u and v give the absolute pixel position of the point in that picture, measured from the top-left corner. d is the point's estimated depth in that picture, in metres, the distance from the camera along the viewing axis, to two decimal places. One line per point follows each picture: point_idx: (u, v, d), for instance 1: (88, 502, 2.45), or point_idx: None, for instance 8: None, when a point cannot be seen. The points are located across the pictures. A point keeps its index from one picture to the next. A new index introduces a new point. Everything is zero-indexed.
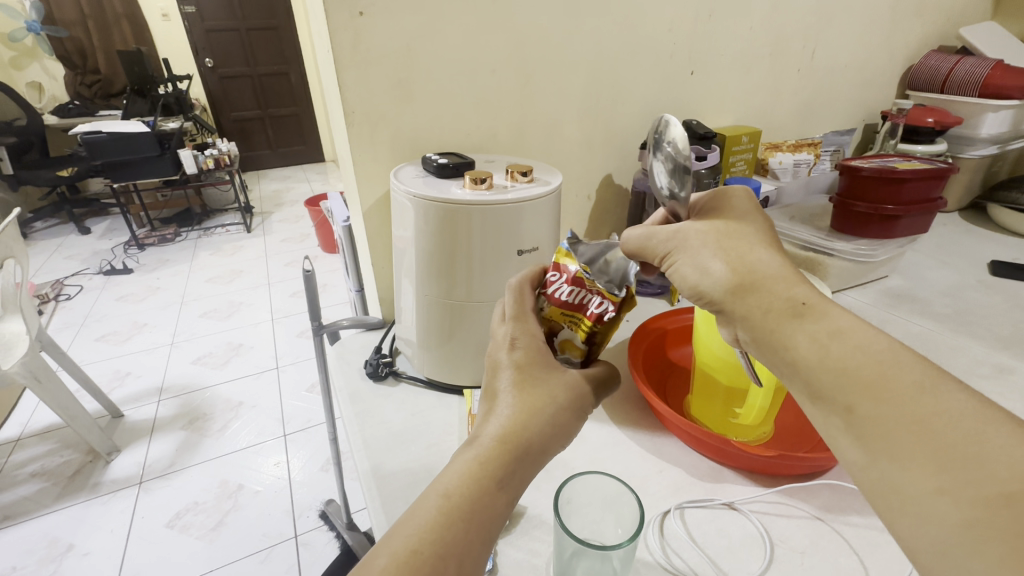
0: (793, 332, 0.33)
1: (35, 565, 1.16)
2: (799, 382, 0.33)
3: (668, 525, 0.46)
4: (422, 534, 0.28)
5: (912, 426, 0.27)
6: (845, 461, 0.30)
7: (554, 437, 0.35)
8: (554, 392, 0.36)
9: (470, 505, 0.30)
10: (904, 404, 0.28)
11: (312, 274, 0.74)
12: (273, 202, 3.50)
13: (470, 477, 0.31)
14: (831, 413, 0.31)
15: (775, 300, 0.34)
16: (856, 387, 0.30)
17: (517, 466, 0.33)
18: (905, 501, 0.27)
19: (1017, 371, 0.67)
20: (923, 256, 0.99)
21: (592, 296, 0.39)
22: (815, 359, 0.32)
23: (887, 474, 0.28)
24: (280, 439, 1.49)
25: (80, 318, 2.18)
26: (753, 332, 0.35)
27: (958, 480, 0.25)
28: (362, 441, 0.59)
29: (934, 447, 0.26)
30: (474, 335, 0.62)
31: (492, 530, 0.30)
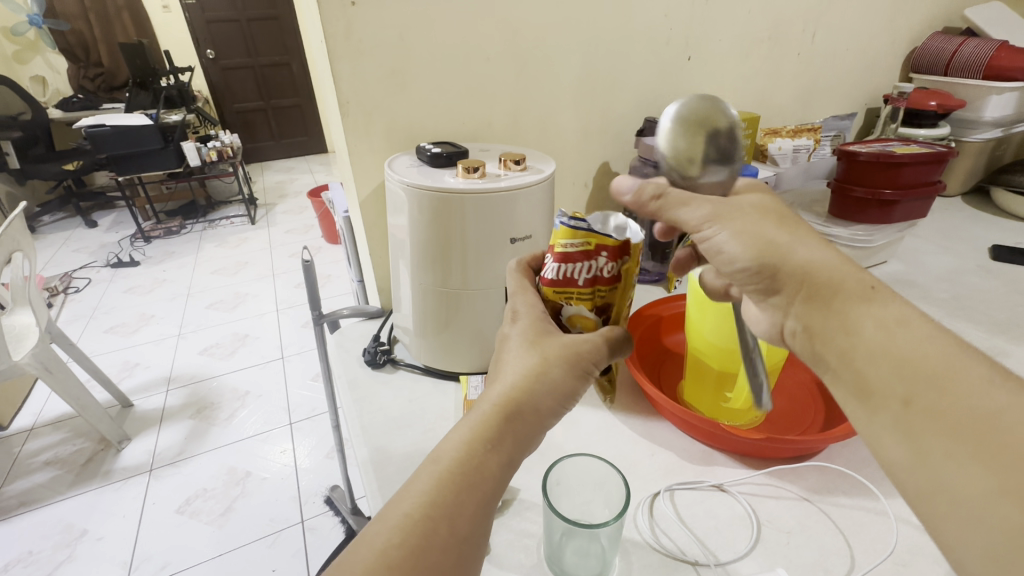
0: (858, 318, 0.30)
1: (51, 549, 1.20)
2: (846, 377, 0.31)
3: (657, 506, 0.47)
4: (415, 499, 0.30)
5: (976, 419, 0.26)
6: (890, 461, 0.29)
7: (549, 396, 0.35)
8: (546, 352, 0.36)
9: (462, 469, 0.31)
10: (973, 398, 0.26)
11: (310, 264, 0.75)
12: (277, 194, 3.52)
13: (462, 443, 0.32)
14: (883, 413, 0.29)
15: (838, 277, 0.32)
16: (914, 378, 0.28)
17: (512, 429, 0.34)
18: (958, 504, 0.26)
19: (1013, 355, 0.67)
20: (924, 241, 0.99)
21: (581, 265, 0.37)
22: (874, 351, 0.29)
23: (937, 476, 0.26)
24: (286, 427, 1.51)
25: (88, 310, 2.21)
26: (808, 319, 0.32)
27: (1022, 480, 0.24)
28: (360, 427, 0.60)
29: (999, 457, 0.24)
30: (471, 323, 0.63)
31: (483, 491, 0.31)
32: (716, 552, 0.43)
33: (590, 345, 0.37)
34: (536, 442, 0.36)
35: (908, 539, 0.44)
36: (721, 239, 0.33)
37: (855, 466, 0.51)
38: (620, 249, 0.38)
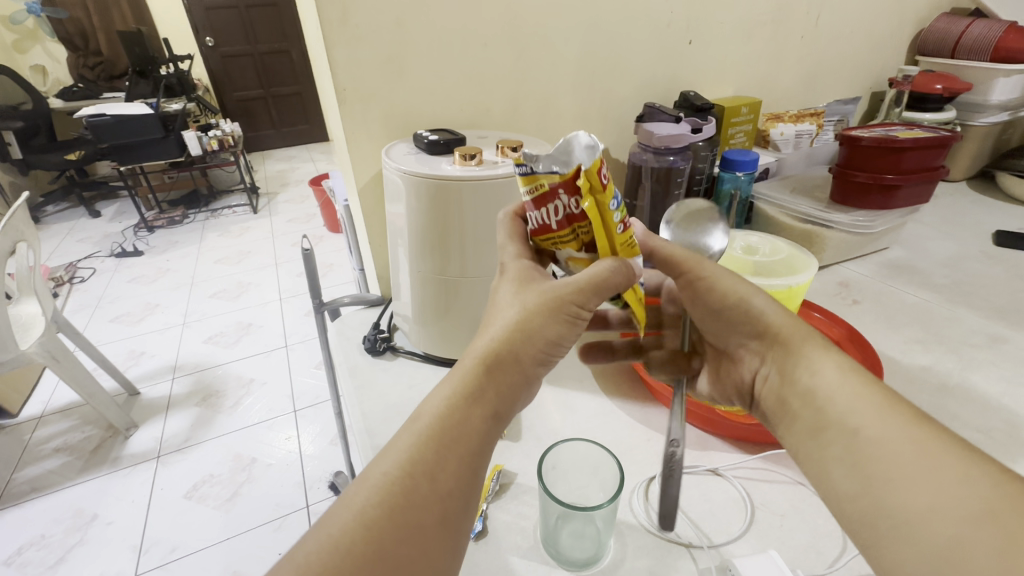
0: (820, 362, 0.36)
1: (63, 533, 1.23)
2: (807, 414, 0.35)
3: (653, 490, 0.48)
4: (395, 458, 0.32)
5: (911, 447, 0.29)
6: (839, 491, 0.32)
7: (525, 343, 0.37)
8: (525, 304, 0.37)
9: (441, 425, 0.33)
10: (910, 429, 0.30)
11: (310, 252, 0.76)
12: (279, 183, 3.51)
13: (442, 400, 0.34)
14: (836, 441, 0.33)
15: (808, 334, 0.39)
16: (862, 413, 0.32)
17: (490, 381, 0.36)
18: (894, 523, 0.28)
19: (1012, 340, 0.67)
20: (927, 227, 0.98)
21: (547, 207, 0.36)
22: (831, 387, 0.35)
23: (879, 498, 0.29)
24: (290, 414, 1.53)
25: (93, 300, 2.23)
26: (780, 364, 0.38)
27: (949, 497, 0.27)
28: (360, 414, 0.60)
29: (930, 470, 0.28)
30: (469, 310, 0.63)
31: (462, 447, 0.33)
32: (710, 534, 0.44)
33: (574, 290, 0.37)
34: (521, 391, 0.37)
35: None
36: (709, 277, 0.42)
37: None
38: (574, 181, 0.33)
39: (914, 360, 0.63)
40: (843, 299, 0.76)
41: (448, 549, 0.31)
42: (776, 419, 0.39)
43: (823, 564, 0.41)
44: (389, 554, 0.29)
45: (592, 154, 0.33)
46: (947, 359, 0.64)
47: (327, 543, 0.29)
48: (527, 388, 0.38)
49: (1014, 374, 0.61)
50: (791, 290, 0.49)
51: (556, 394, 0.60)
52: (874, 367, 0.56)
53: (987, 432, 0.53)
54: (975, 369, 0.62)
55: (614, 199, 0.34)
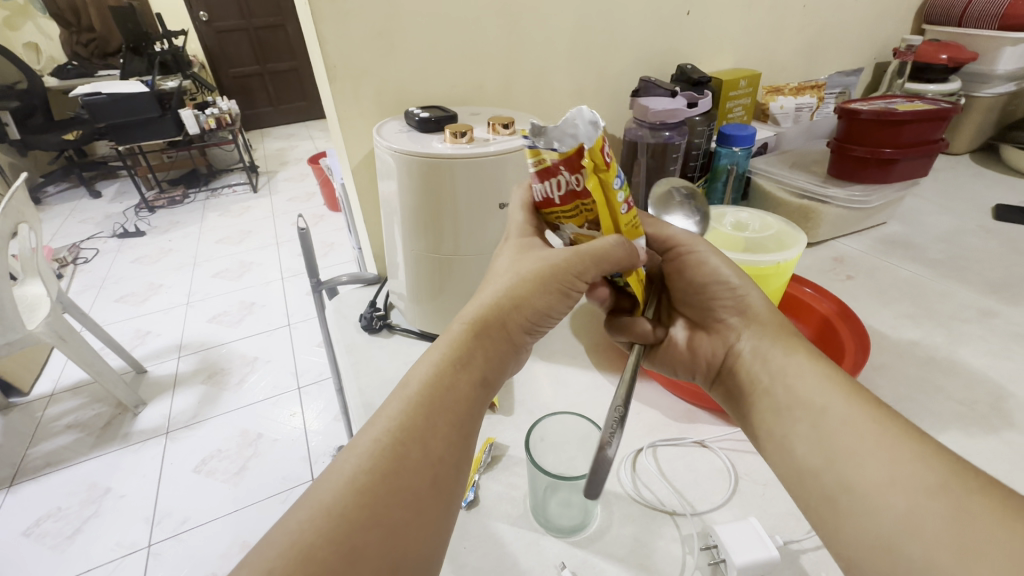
0: (795, 348, 0.42)
1: (78, 506, 1.27)
2: (780, 396, 0.40)
3: (640, 461, 0.50)
4: (385, 425, 0.33)
5: (874, 427, 0.33)
6: (804, 465, 0.36)
7: (514, 311, 0.39)
8: (520, 273, 0.39)
9: (431, 391, 0.35)
10: (873, 413, 0.34)
11: (306, 231, 0.76)
12: (278, 161, 3.49)
13: (432, 366, 0.36)
14: (803, 417, 0.37)
15: (784, 323, 0.44)
16: (831, 397, 0.37)
17: (480, 349, 0.38)
18: (854, 493, 0.32)
19: (1003, 315, 0.67)
20: (925, 202, 0.97)
21: (550, 181, 0.37)
22: (801, 368, 0.40)
23: (841, 472, 0.33)
24: (294, 391, 1.56)
25: (97, 280, 2.26)
26: (756, 343, 0.44)
27: (905, 470, 0.30)
28: (356, 388, 0.62)
29: (884, 442, 0.32)
30: (463, 288, 0.64)
31: (452, 411, 0.35)
32: (694, 502, 0.46)
33: (577, 259, 0.38)
34: (506, 361, 0.40)
35: None
36: (700, 250, 0.46)
37: None
38: (576, 158, 0.34)
39: (903, 335, 0.64)
40: (837, 274, 0.76)
41: (440, 512, 0.33)
42: (745, 399, 0.43)
43: (801, 530, 0.43)
44: (382, 515, 0.30)
45: (594, 131, 0.33)
46: (936, 333, 0.64)
47: (318, 510, 0.30)
48: (514, 356, 0.40)
49: (1003, 348, 0.61)
50: (781, 265, 0.49)
51: (548, 369, 0.62)
52: (861, 342, 0.57)
53: (970, 404, 0.54)
54: (963, 343, 0.62)
55: (618, 177, 0.36)
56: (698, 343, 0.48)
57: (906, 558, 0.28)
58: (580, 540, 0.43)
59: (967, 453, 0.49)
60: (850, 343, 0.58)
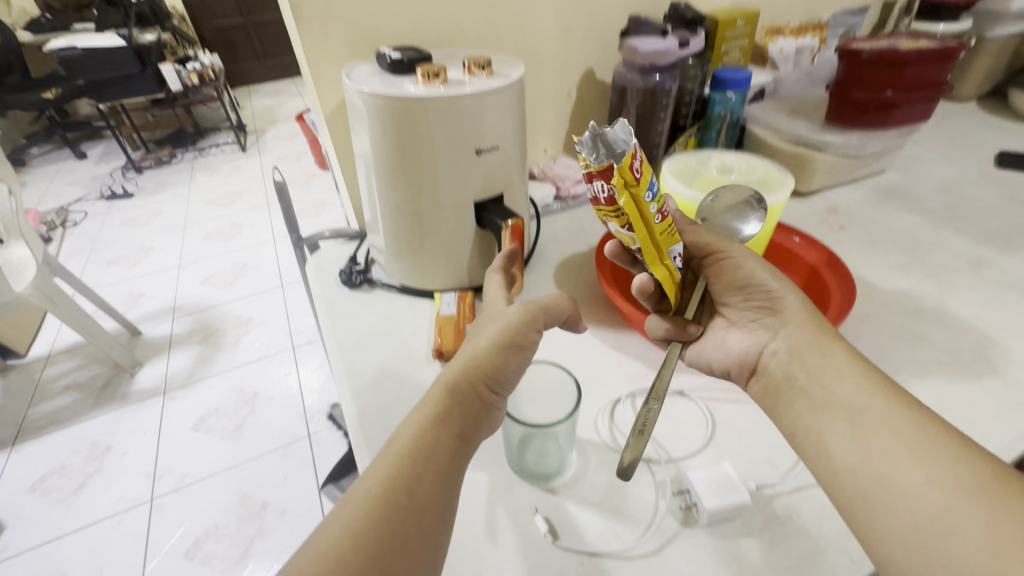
0: (833, 346, 0.41)
1: (81, 463, 1.30)
2: (816, 393, 0.39)
3: (618, 411, 0.49)
4: (379, 474, 0.34)
5: (914, 429, 0.34)
6: (837, 459, 0.36)
7: (478, 373, 0.39)
8: (484, 336, 0.40)
9: (415, 445, 0.35)
10: (911, 414, 0.35)
11: (282, 185, 0.74)
12: (266, 119, 3.39)
13: (416, 425, 0.36)
14: (839, 416, 0.37)
15: (822, 322, 0.43)
16: (870, 397, 0.37)
17: (454, 408, 0.37)
18: (892, 490, 0.33)
19: (996, 263, 0.65)
20: (926, 150, 0.94)
21: (594, 184, 0.38)
22: (840, 367, 0.39)
23: (878, 468, 0.34)
24: (289, 351, 1.57)
25: (88, 243, 2.23)
26: (793, 342, 0.43)
27: (945, 471, 0.32)
28: (336, 342, 0.61)
29: (922, 446, 0.33)
30: (443, 240, 0.62)
31: (429, 465, 0.35)
32: (670, 450, 0.46)
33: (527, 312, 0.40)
34: (479, 422, 0.39)
35: None
36: (737, 255, 0.45)
37: None
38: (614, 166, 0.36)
39: (893, 285, 0.63)
40: (830, 225, 0.74)
41: (437, 548, 0.33)
42: (777, 395, 0.42)
43: (776, 474, 0.43)
44: (378, 567, 0.30)
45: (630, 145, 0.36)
46: (926, 282, 0.63)
47: (320, 556, 0.30)
48: (487, 415, 0.40)
49: (993, 297, 0.60)
50: (764, 210, 0.47)
51: None
52: (848, 290, 0.56)
53: (954, 352, 0.53)
54: (952, 293, 0.61)
55: (649, 185, 0.39)
56: (731, 336, 0.47)
57: (940, 555, 0.30)
58: (555, 488, 0.43)
59: (949, 400, 0.49)
60: (836, 292, 0.57)
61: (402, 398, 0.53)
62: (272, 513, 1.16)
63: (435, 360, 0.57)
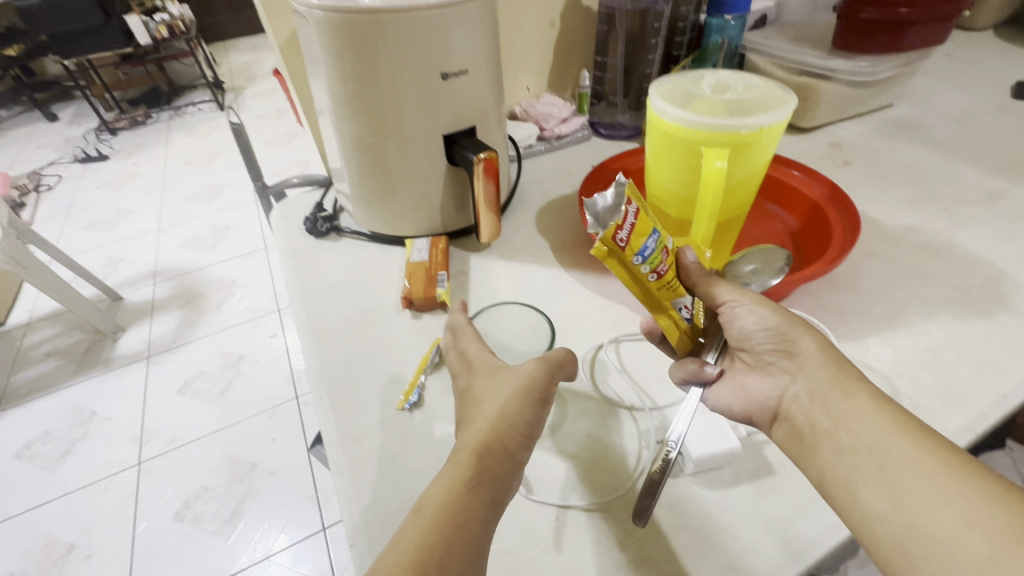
0: (855, 385, 0.34)
1: (66, 429, 1.28)
2: (839, 438, 0.32)
3: (600, 357, 0.46)
4: (403, 547, 0.29)
5: (947, 472, 0.28)
6: (866, 509, 0.30)
7: (508, 433, 0.34)
8: (503, 390, 0.35)
9: (445, 514, 0.30)
10: (943, 455, 0.29)
11: (240, 126, 0.68)
12: (244, 75, 3.23)
13: (444, 490, 0.31)
14: (862, 462, 0.31)
15: (844, 360, 0.36)
16: (898, 438, 0.30)
17: (487, 474, 0.32)
18: (931, 544, 0.27)
19: (1011, 196, 0.61)
20: (939, 81, 0.87)
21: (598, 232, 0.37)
22: (864, 408, 0.32)
23: (913, 518, 0.28)
24: (275, 313, 1.54)
25: (64, 208, 2.15)
26: (813, 385, 0.35)
27: (986, 516, 0.26)
28: (300, 293, 0.56)
29: (960, 490, 0.27)
30: (412, 181, 0.56)
31: (462, 538, 0.29)
32: (655, 397, 0.43)
33: (541, 370, 0.36)
34: (513, 485, 0.33)
35: None
36: (738, 305, 0.38)
37: (814, 310, 0.49)
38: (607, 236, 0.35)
39: (899, 221, 0.58)
40: (834, 160, 0.69)
41: None
42: (795, 444, 0.35)
43: None
44: None
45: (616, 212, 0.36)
46: (935, 217, 0.58)
47: None
48: (517, 476, 0.34)
49: (1006, 231, 0.56)
50: (764, 131, 0.41)
51: (509, 269, 0.57)
52: (851, 225, 0.51)
53: (965, 289, 0.49)
54: (964, 227, 0.57)
55: (640, 249, 0.35)
56: (745, 382, 0.39)
57: None
58: None
59: (956, 338, 0.45)
60: (838, 228, 0.53)
61: (369, 350, 0.49)
62: (261, 474, 1.15)
63: (406, 309, 0.53)
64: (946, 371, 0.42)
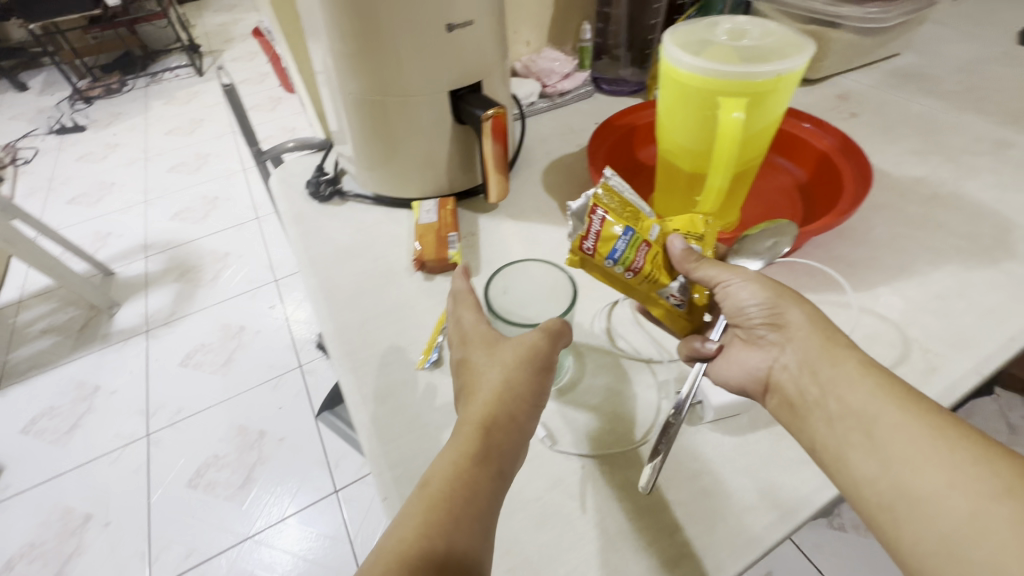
0: (842, 353, 0.34)
1: (71, 403, 1.28)
2: (829, 407, 0.33)
3: (616, 313, 0.47)
4: (410, 522, 0.29)
5: (933, 435, 0.29)
6: (856, 475, 0.30)
7: (514, 404, 0.34)
8: (503, 361, 0.35)
9: (453, 486, 0.30)
10: (927, 419, 0.30)
11: (232, 88, 0.65)
12: (221, 38, 3.08)
13: (451, 463, 0.32)
14: (850, 429, 0.31)
15: (832, 329, 0.35)
16: (885, 404, 0.31)
17: (494, 443, 0.33)
18: (916, 503, 0.28)
19: (1017, 144, 0.61)
20: (945, 29, 0.85)
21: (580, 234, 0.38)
22: (851, 375, 0.32)
23: (901, 482, 0.28)
24: (272, 284, 1.52)
25: (44, 182, 2.09)
26: (802, 355, 0.35)
27: (969, 476, 0.27)
28: (308, 259, 0.56)
29: (943, 452, 0.28)
30: (417, 142, 0.55)
31: (472, 508, 0.30)
32: (672, 348, 0.43)
33: (542, 338, 0.36)
34: (520, 456, 0.34)
35: (867, 325, 0.44)
36: (734, 284, 0.37)
37: (827, 261, 0.49)
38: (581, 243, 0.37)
39: (908, 172, 0.58)
40: (840, 112, 0.68)
41: None
42: (786, 413, 0.35)
43: None
44: None
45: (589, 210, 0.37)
46: (943, 167, 0.58)
47: None
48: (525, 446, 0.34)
49: (1012, 180, 0.56)
50: (782, 79, 0.40)
51: (520, 229, 0.57)
52: (863, 176, 0.51)
53: (972, 238, 0.50)
54: (971, 177, 0.57)
55: (609, 253, 0.37)
56: (737, 355, 0.38)
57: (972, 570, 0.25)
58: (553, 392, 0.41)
59: (964, 285, 0.46)
60: (850, 179, 0.52)
61: (384, 313, 0.49)
62: (270, 441, 1.17)
63: (418, 272, 0.53)
64: (956, 318, 0.43)
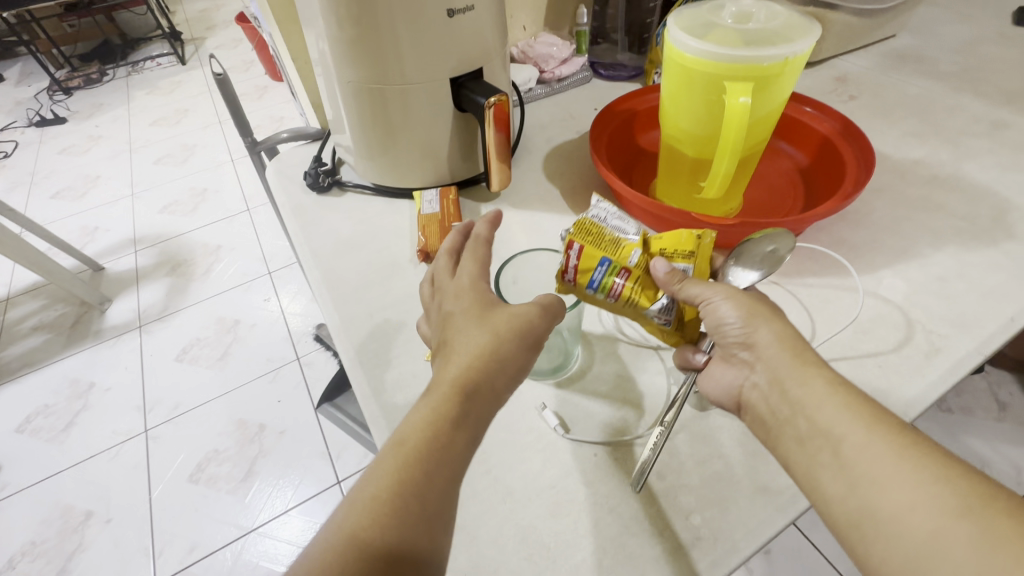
0: (810, 369, 0.32)
1: (65, 401, 1.27)
2: (800, 426, 0.31)
3: None
4: (381, 480, 0.28)
5: (898, 451, 0.28)
6: (824, 492, 0.29)
7: (497, 371, 0.32)
8: (493, 325, 0.33)
9: (422, 448, 0.29)
10: (893, 436, 0.28)
11: (225, 77, 0.63)
12: (203, 25, 3.00)
13: (424, 421, 0.30)
14: (819, 447, 0.30)
15: (803, 345, 0.33)
16: (853, 423, 0.29)
17: (469, 408, 0.31)
18: (882, 522, 0.27)
19: (1015, 125, 0.61)
20: (941, 10, 0.85)
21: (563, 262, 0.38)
22: (818, 393, 0.31)
23: (867, 503, 0.27)
24: (266, 277, 1.51)
25: (26, 176, 2.04)
26: (772, 373, 0.33)
27: (933, 495, 0.26)
28: (310, 251, 0.55)
29: (907, 469, 0.27)
30: (417, 131, 0.54)
31: (448, 466, 0.29)
32: None
33: (538, 318, 0.35)
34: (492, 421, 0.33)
35: (871, 309, 0.44)
36: (713, 304, 0.35)
37: (831, 245, 0.49)
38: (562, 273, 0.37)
39: (907, 155, 0.58)
40: (839, 95, 0.68)
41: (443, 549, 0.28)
42: (762, 431, 0.34)
43: None
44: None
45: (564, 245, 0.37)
46: (942, 149, 0.59)
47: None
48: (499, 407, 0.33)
49: (1010, 161, 0.56)
50: (787, 63, 0.40)
51: (522, 218, 0.56)
52: (865, 157, 0.51)
53: (971, 220, 0.50)
54: (969, 159, 0.57)
55: (587, 283, 0.37)
56: (712, 370, 0.37)
57: None
58: (562, 380, 0.41)
59: (964, 267, 0.46)
60: (851, 162, 0.52)
61: (389, 304, 0.49)
62: (270, 434, 1.16)
63: (422, 263, 0.53)
64: (958, 299, 0.44)
